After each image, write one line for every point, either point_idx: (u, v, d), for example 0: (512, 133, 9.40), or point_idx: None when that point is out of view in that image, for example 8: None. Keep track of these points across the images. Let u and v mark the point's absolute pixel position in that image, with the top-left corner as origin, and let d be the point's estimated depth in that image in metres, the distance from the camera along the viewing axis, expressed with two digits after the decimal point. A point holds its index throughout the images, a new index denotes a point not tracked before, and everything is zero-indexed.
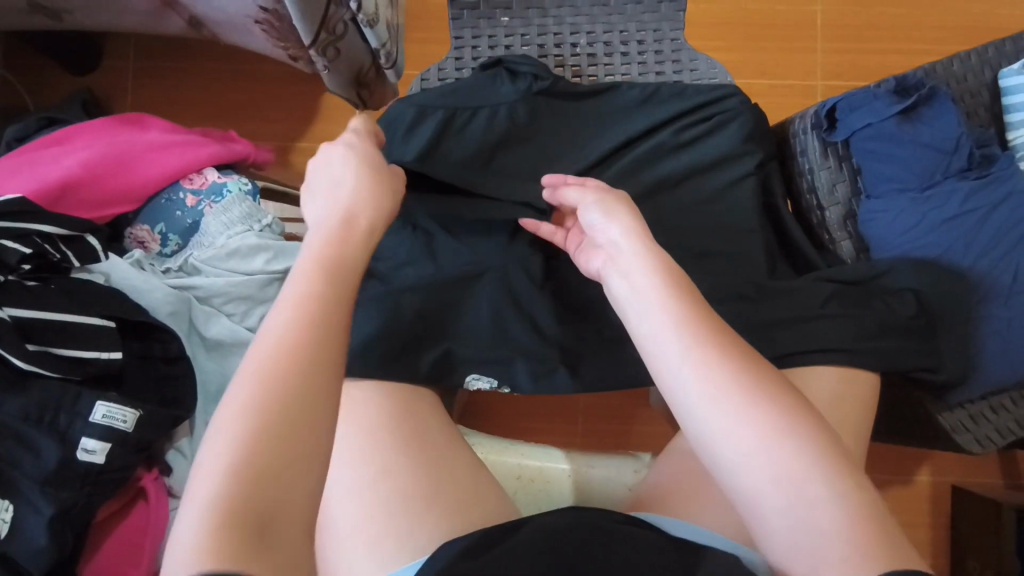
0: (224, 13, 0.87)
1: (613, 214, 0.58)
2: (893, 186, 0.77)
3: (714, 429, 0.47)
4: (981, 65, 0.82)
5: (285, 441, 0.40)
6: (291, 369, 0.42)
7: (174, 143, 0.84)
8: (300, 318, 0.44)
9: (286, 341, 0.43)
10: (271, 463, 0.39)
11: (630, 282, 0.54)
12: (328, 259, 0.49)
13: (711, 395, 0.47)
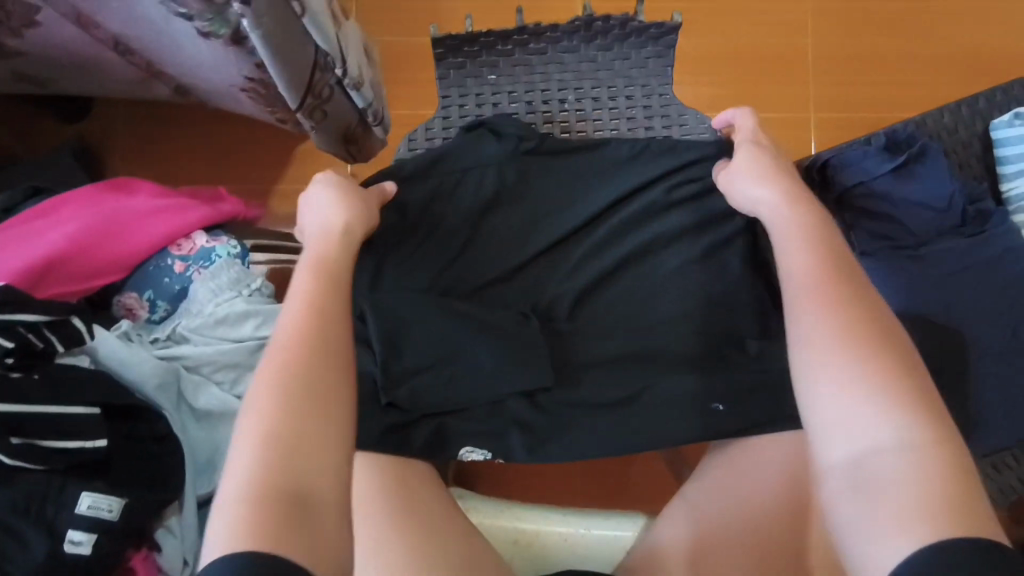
0: (210, 84, 0.87)
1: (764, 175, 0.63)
2: (890, 244, 0.76)
3: (817, 353, 0.48)
4: (971, 116, 0.81)
5: (302, 407, 0.47)
6: (303, 378, 0.48)
7: (161, 209, 0.83)
8: (302, 319, 0.52)
9: (289, 358, 0.50)
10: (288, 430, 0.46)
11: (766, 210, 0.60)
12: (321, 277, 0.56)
13: (811, 333, 0.49)
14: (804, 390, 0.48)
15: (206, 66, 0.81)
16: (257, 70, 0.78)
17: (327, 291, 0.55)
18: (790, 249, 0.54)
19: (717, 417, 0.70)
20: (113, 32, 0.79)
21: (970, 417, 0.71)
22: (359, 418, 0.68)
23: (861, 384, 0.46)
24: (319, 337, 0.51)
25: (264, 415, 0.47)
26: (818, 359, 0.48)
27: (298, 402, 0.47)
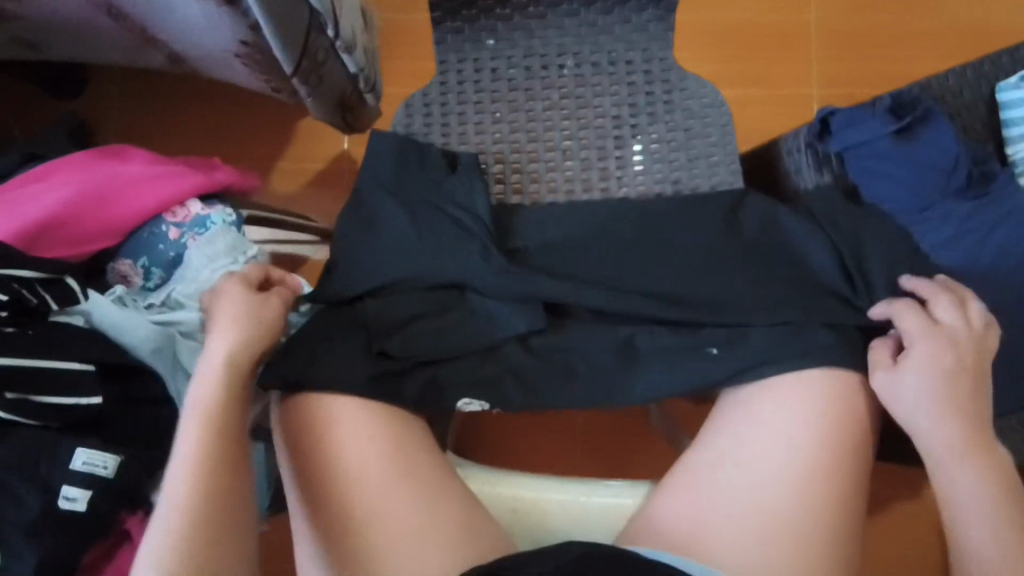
0: (202, 50, 0.86)
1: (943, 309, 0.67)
2: (891, 206, 0.75)
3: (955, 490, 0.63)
4: (976, 80, 0.80)
5: (217, 524, 0.56)
6: (204, 514, 0.55)
7: (154, 177, 0.83)
8: (204, 448, 0.58)
9: (198, 483, 0.56)
10: (206, 541, 0.54)
11: (914, 417, 0.65)
12: (210, 416, 0.60)
13: (960, 475, 0.63)
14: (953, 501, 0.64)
15: (200, 31, 0.80)
16: (251, 33, 0.77)
17: (218, 440, 0.59)
18: (929, 423, 0.64)
19: (710, 361, 0.72)
20: None
21: None
22: (354, 369, 0.70)
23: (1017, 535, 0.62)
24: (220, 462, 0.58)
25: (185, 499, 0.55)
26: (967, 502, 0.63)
27: (203, 486, 0.56)
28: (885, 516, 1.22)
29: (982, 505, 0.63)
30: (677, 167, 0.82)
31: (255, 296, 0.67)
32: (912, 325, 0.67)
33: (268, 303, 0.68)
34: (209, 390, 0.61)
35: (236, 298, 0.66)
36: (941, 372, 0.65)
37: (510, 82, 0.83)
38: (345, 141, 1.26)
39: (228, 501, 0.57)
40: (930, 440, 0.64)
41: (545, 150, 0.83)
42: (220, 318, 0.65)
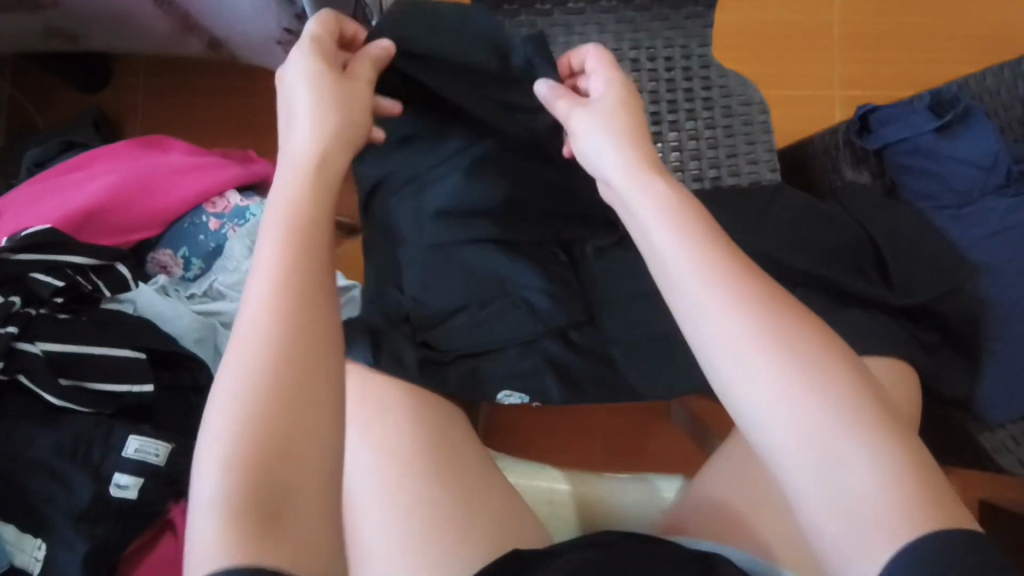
0: (242, 37, 0.87)
1: (622, 156, 0.51)
2: (930, 203, 0.76)
3: (781, 429, 0.40)
4: (1015, 78, 0.80)
5: (289, 399, 0.38)
6: (286, 386, 0.38)
7: (196, 167, 0.84)
8: (277, 280, 0.41)
9: (264, 329, 0.39)
10: (279, 415, 0.38)
11: (691, 298, 0.44)
12: (299, 224, 0.44)
13: (768, 377, 0.41)
14: (753, 424, 0.41)
15: (243, 17, 0.81)
16: (297, 21, 0.79)
17: (299, 254, 0.42)
18: (726, 306, 0.42)
19: None
20: None
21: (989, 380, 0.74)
22: (399, 350, 0.71)
23: (883, 475, 0.38)
24: (306, 333, 0.40)
25: (247, 371, 0.38)
26: (789, 448, 0.40)
27: (280, 360, 0.39)
28: None
29: (880, 488, 0.38)
30: (714, 162, 0.82)
31: (342, 68, 0.53)
32: (642, 201, 0.49)
33: (357, 83, 0.52)
34: (301, 175, 0.46)
35: (321, 69, 0.50)
36: (707, 270, 0.44)
37: None
38: None
39: (292, 376, 0.39)
40: (773, 418, 0.40)
41: None
42: (297, 70, 0.50)
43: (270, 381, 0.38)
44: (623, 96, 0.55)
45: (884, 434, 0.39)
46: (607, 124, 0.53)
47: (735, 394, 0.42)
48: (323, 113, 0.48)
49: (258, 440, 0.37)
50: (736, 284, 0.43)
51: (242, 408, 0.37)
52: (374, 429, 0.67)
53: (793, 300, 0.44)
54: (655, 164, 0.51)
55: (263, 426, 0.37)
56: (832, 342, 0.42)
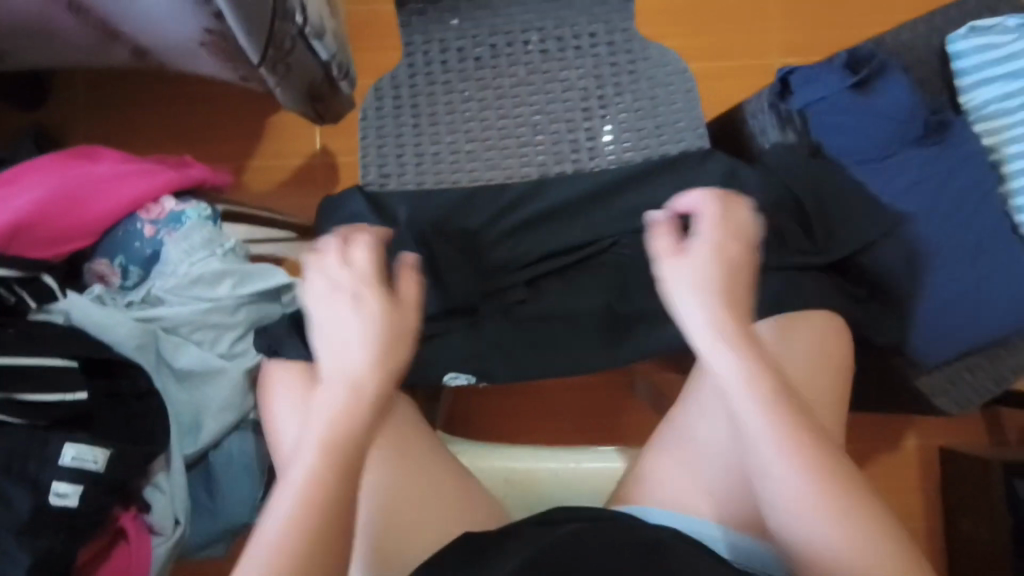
0: (165, 40, 0.86)
1: (708, 300, 0.52)
2: (854, 158, 0.77)
3: (778, 502, 0.49)
4: (929, 33, 0.82)
5: (329, 521, 0.47)
6: (323, 510, 0.47)
7: (126, 174, 0.82)
8: (351, 411, 0.49)
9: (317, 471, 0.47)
10: (304, 541, 0.46)
11: (720, 363, 0.52)
12: (332, 441, 0.49)
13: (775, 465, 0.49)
14: (770, 492, 0.50)
15: (162, 18, 0.80)
16: (216, 20, 0.78)
17: (349, 428, 0.49)
18: (758, 421, 0.50)
19: None
20: None
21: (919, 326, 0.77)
22: None
23: (853, 544, 0.47)
24: (331, 473, 0.48)
25: (303, 483, 0.47)
26: (808, 541, 0.48)
27: (317, 499, 0.47)
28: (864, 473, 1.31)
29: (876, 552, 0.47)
30: (645, 135, 0.82)
31: (376, 282, 0.52)
32: (725, 368, 0.51)
33: (405, 323, 0.52)
34: (347, 410, 0.49)
35: (375, 311, 0.51)
36: (762, 397, 0.51)
37: (476, 61, 0.84)
38: (317, 137, 1.26)
39: (342, 488, 0.48)
40: (795, 512, 0.48)
41: (515, 129, 0.83)
42: (351, 328, 0.51)
43: (297, 521, 0.46)
44: (379, 313, 0.51)
45: (878, 516, 0.48)
46: (712, 273, 0.52)
47: (753, 436, 0.51)
48: (362, 355, 0.50)
49: (285, 551, 0.45)
50: (752, 374, 0.51)
51: (309, 496, 0.47)
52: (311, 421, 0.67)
53: (786, 384, 0.52)
54: (371, 281, 0.52)
55: (307, 535, 0.46)
56: (840, 458, 0.50)
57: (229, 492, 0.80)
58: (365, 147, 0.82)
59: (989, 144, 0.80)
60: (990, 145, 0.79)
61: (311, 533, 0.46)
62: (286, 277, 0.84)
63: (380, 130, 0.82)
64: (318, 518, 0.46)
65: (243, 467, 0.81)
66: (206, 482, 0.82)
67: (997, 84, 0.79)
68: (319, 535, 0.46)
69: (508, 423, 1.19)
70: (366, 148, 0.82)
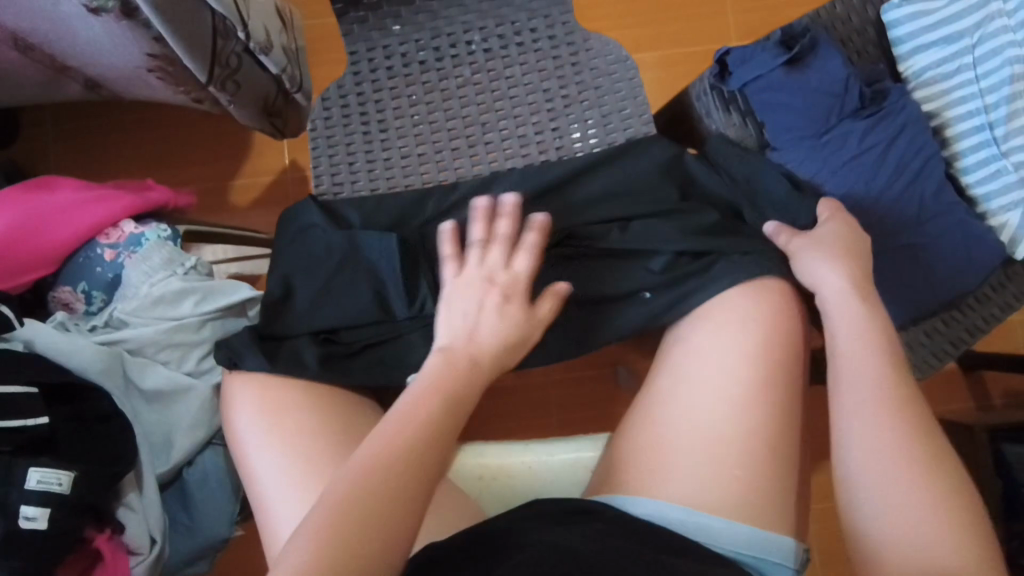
0: (113, 69, 0.87)
1: (837, 269, 0.67)
2: (793, 134, 0.78)
3: (858, 425, 0.59)
4: (863, 5, 0.83)
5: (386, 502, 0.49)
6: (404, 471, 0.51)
7: (85, 201, 0.84)
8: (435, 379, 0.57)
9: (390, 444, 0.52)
10: (358, 522, 0.48)
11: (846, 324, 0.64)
12: (446, 395, 0.56)
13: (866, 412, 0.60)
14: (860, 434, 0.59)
15: (107, 48, 0.82)
16: (157, 45, 0.79)
17: (433, 416, 0.54)
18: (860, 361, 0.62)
19: (644, 304, 0.75)
20: (9, 27, 0.80)
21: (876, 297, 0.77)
22: (298, 351, 0.73)
23: (875, 473, 0.57)
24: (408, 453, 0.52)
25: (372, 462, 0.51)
26: (867, 455, 0.58)
27: (392, 466, 0.51)
28: None
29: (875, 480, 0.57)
30: (592, 124, 0.84)
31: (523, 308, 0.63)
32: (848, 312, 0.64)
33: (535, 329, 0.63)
34: (447, 369, 0.58)
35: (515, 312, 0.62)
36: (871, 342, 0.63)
37: (421, 64, 0.85)
38: (285, 153, 1.27)
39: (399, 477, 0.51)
40: (873, 452, 0.58)
41: (465, 128, 0.84)
42: (489, 321, 0.61)
43: (350, 504, 0.48)
44: (504, 294, 0.62)
45: (933, 470, 0.56)
46: (830, 255, 0.68)
47: (843, 380, 0.62)
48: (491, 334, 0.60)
49: (345, 521, 0.48)
50: (874, 343, 0.63)
51: (371, 467, 0.51)
52: (277, 429, 0.68)
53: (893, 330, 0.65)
54: (518, 293, 0.63)
55: (353, 515, 0.48)
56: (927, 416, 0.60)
57: (206, 507, 0.80)
58: (316, 157, 0.83)
59: (930, 109, 0.81)
60: (933, 111, 0.81)
61: (363, 518, 0.48)
62: (249, 291, 0.85)
63: (330, 139, 0.84)
64: (366, 511, 0.48)
65: (217, 483, 0.81)
66: (182, 502, 0.82)
67: (934, 49, 0.80)
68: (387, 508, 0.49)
69: (495, 419, 1.21)
70: (318, 159, 0.83)
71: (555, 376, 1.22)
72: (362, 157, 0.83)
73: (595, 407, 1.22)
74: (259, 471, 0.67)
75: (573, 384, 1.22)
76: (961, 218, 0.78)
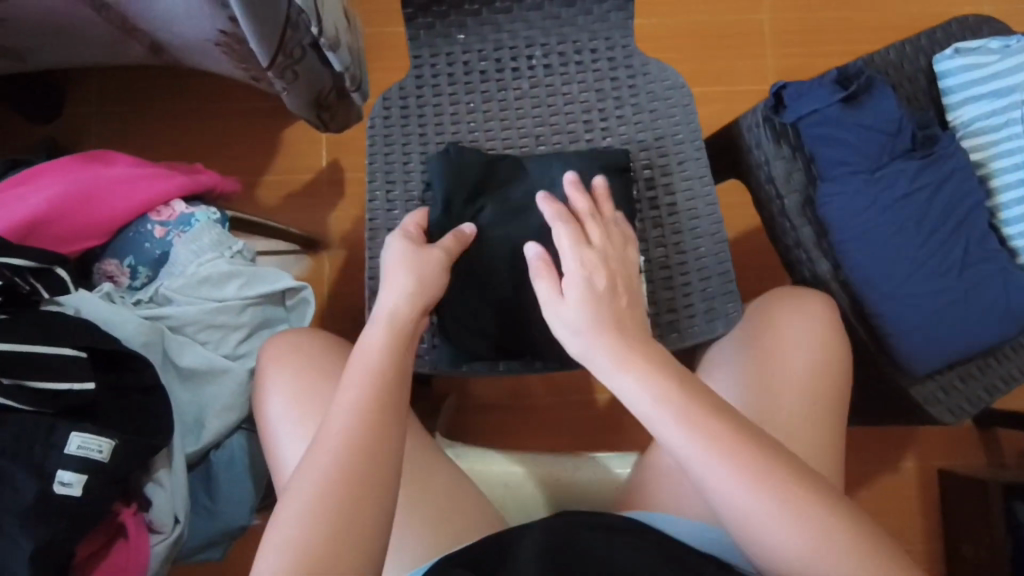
0: (183, 39, 0.90)
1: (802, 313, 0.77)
2: (845, 169, 0.80)
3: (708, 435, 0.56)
4: (915, 53, 0.85)
5: (356, 484, 0.50)
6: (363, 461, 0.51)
7: (140, 177, 0.85)
8: (365, 390, 0.55)
9: (357, 428, 0.52)
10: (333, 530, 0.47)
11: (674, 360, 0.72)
12: (382, 369, 0.56)
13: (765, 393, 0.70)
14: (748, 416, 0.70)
15: (180, 17, 0.84)
16: (231, 24, 0.82)
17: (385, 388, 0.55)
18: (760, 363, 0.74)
19: None
20: None
21: (913, 340, 0.79)
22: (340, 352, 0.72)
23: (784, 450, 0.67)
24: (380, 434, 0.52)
25: (345, 442, 0.51)
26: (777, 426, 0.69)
27: (361, 459, 0.51)
28: (863, 493, 1.32)
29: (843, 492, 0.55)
30: (644, 146, 0.85)
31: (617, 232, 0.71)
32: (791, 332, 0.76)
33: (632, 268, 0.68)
34: (387, 344, 0.58)
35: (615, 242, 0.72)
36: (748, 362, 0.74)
37: (481, 74, 0.87)
38: (325, 152, 1.29)
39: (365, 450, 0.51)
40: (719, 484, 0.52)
41: (518, 140, 0.86)
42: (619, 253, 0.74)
43: (331, 510, 0.48)
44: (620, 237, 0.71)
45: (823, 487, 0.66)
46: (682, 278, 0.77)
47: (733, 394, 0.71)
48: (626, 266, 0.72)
49: (329, 519, 0.48)
50: (653, 377, 0.56)
51: (331, 467, 0.50)
52: (310, 416, 0.69)
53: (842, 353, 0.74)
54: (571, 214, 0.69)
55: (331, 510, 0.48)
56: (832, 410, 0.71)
57: (228, 493, 0.80)
58: (372, 153, 0.85)
59: (977, 159, 0.83)
60: (977, 161, 0.83)
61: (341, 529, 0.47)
62: (292, 281, 0.87)
63: (387, 138, 0.85)
64: (336, 521, 0.48)
65: (241, 469, 0.80)
66: (206, 485, 0.81)
67: (983, 102, 0.82)
68: (360, 485, 0.50)
69: (513, 434, 1.21)
70: (373, 155, 0.85)
71: (576, 399, 1.22)
72: (417, 158, 0.85)
73: (612, 428, 1.22)
74: (286, 463, 0.67)
75: (591, 406, 1.22)
76: (1000, 265, 0.79)
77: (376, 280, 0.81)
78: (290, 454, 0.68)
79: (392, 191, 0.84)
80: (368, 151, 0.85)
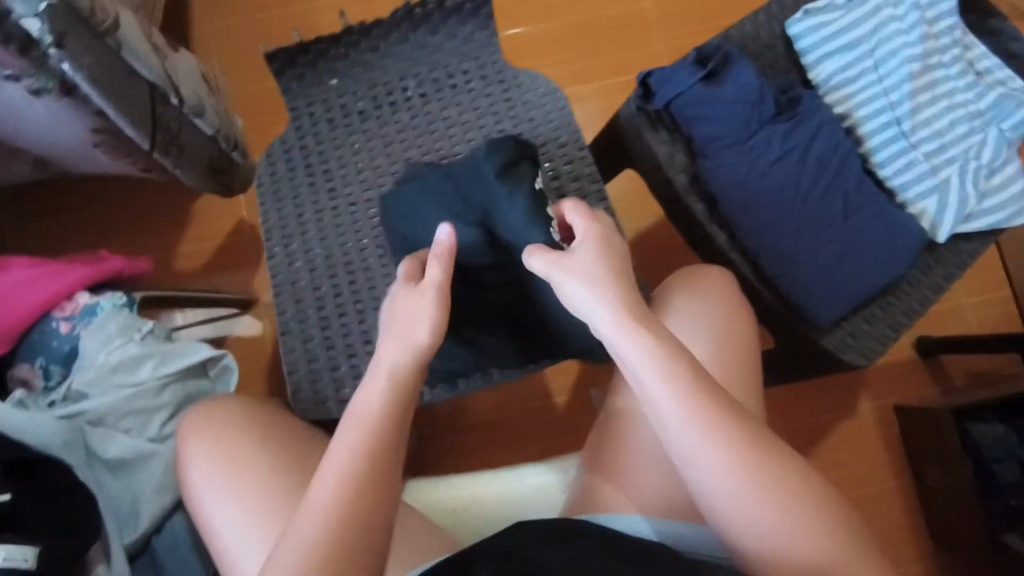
0: (60, 147, 0.90)
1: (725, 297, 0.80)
2: (720, 143, 0.82)
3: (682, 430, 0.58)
4: (768, 21, 0.89)
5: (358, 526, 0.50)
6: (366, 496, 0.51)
7: (38, 277, 0.84)
8: (357, 436, 0.54)
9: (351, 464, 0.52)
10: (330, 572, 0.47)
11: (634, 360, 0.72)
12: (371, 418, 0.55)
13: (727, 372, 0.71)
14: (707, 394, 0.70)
15: (50, 127, 0.84)
16: (99, 119, 0.81)
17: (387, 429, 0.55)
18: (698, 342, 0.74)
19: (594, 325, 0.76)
20: None
21: (813, 293, 0.81)
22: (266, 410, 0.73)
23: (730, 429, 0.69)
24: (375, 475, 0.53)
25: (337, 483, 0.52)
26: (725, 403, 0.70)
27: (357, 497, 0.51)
28: (825, 443, 1.34)
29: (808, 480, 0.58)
30: None
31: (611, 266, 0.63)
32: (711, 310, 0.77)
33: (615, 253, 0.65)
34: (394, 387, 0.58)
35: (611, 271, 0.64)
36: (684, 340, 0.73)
37: (361, 113, 0.88)
38: (240, 212, 1.29)
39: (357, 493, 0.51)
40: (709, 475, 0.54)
41: (409, 171, 0.87)
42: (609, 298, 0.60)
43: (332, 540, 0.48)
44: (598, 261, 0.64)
45: None
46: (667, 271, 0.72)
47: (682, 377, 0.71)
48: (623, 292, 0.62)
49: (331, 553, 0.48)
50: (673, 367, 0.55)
51: (330, 506, 0.50)
52: (236, 479, 0.69)
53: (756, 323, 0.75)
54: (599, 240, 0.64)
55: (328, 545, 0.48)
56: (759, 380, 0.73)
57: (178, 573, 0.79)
58: (265, 212, 0.85)
59: (842, 111, 0.86)
60: (842, 113, 0.86)
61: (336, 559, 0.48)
62: (209, 351, 0.87)
63: (277, 193, 0.86)
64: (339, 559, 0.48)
65: (186, 547, 0.79)
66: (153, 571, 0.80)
67: (837, 56, 0.85)
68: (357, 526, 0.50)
69: (473, 454, 1.21)
70: (267, 213, 0.85)
71: (529, 407, 1.23)
72: (310, 207, 0.85)
73: (570, 429, 1.23)
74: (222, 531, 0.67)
75: (546, 411, 1.23)
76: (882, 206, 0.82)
77: (288, 335, 0.81)
78: (221, 521, 0.68)
79: (290, 245, 0.84)
80: (260, 211, 0.85)
